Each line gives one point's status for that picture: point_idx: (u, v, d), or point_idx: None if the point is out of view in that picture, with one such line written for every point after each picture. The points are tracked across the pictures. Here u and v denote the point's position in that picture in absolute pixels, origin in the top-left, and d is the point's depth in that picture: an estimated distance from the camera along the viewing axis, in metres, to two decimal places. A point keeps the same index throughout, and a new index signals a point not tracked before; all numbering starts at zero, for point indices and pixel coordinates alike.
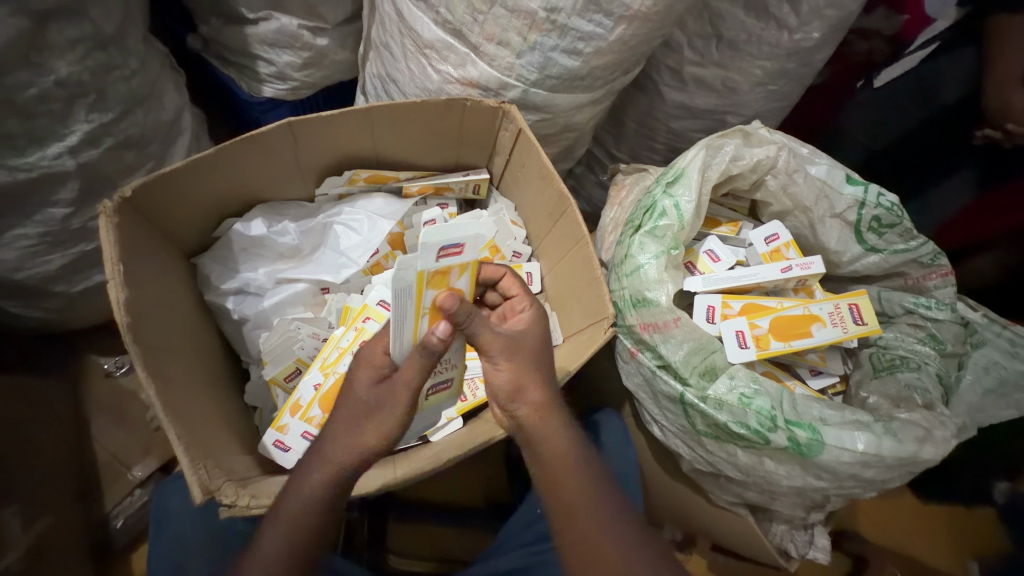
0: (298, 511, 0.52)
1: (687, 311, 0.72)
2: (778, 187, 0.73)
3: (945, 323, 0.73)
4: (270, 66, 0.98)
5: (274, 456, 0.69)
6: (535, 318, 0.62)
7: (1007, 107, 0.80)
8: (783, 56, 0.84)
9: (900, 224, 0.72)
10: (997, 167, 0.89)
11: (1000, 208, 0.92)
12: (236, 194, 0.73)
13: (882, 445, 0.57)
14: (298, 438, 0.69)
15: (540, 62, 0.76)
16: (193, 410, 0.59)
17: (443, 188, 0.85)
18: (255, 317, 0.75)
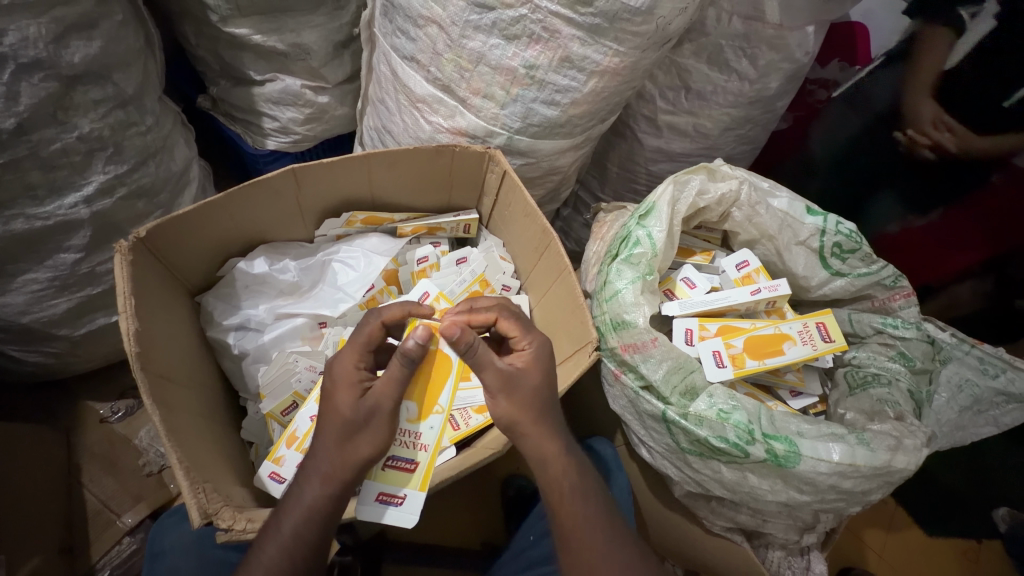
0: (293, 525, 0.55)
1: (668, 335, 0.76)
2: (744, 218, 0.79)
3: (913, 341, 0.76)
4: (275, 121, 1.06)
5: (273, 487, 0.70)
6: (537, 356, 0.62)
7: (919, 116, 0.89)
8: (746, 104, 0.93)
9: (860, 250, 0.77)
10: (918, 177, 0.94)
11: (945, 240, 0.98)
12: (241, 234, 0.78)
13: (855, 455, 0.60)
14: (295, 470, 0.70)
15: (522, 112, 0.84)
16: (192, 438, 0.62)
17: (436, 228, 0.91)
18: (255, 351, 0.78)
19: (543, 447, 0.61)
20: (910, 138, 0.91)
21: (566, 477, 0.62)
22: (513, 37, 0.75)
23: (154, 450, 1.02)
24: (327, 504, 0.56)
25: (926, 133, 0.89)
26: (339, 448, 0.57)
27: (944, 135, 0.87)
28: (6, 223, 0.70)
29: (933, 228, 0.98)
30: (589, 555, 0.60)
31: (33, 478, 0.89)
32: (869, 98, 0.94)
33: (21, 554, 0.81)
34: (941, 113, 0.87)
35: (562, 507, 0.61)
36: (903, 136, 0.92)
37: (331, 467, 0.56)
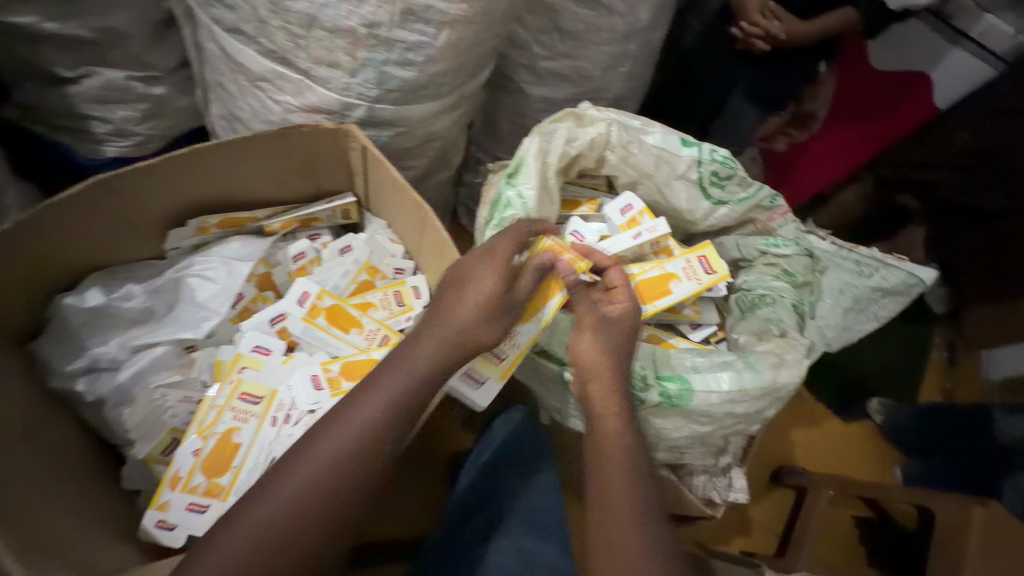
0: (275, 505, 0.49)
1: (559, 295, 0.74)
2: (619, 160, 0.76)
3: (794, 258, 0.79)
4: (106, 124, 0.92)
5: (164, 536, 0.63)
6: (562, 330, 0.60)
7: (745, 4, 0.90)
8: (621, 39, 0.90)
9: (736, 174, 0.77)
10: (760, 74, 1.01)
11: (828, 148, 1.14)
12: (63, 263, 0.67)
13: (743, 379, 0.61)
14: (200, 506, 0.65)
15: (376, 78, 0.76)
16: (39, 507, 0.54)
17: (310, 219, 0.83)
18: (114, 394, 0.68)
19: (606, 399, 0.59)
20: (744, 31, 0.93)
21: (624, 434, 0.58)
22: None
23: None
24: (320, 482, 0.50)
25: (757, 23, 0.90)
26: (381, 396, 0.54)
27: (772, 23, 0.90)
28: None
29: (798, 150, 1.17)
30: (611, 523, 0.53)
31: None
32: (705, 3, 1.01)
33: None
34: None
35: (606, 467, 0.56)
36: (739, 29, 0.94)
37: (342, 443, 0.52)
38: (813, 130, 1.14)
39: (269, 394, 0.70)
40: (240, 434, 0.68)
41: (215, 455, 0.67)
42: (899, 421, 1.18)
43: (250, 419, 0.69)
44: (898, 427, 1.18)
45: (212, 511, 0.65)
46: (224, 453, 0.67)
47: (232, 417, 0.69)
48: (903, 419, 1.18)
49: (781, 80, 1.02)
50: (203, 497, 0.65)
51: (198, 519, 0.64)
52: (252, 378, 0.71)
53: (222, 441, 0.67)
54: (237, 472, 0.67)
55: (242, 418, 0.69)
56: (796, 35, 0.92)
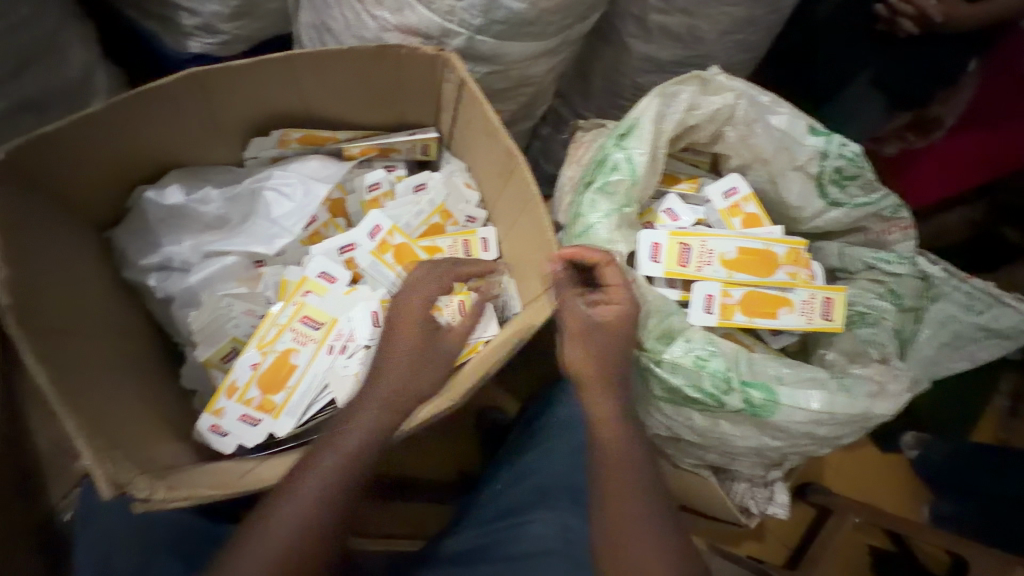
0: (322, 482, 0.52)
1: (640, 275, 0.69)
2: (738, 139, 0.69)
3: (905, 278, 0.71)
4: (194, 17, 0.89)
5: (218, 439, 0.65)
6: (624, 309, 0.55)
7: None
8: (750, 1, 0.80)
9: (862, 176, 0.69)
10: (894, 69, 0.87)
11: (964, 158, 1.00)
12: (145, 156, 0.66)
13: (835, 403, 0.56)
14: (252, 417, 0.65)
15: (483, 5, 0.69)
16: (108, 401, 0.54)
17: (389, 149, 0.79)
18: (182, 295, 0.69)
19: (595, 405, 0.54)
20: (892, 8, 0.82)
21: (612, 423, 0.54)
22: None
23: None
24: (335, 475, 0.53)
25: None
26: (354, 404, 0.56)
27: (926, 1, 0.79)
28: None
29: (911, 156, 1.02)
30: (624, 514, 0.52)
31: None
32: None
33: None
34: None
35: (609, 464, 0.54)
36: (885, 7, 0.83)
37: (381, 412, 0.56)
38: (935, 138, 0.98)
39: (329, 322, 0.69)
40: (297, 356, 0.68)
41: (272, 372, 0.67)
42: (933, 459, 1.08)
43: (308, 343, 0.68)
44: (928, 462, 1.08)
45: (263, 426, 0.65)
46: (280, 373, 0.67)
47: (291, 339, 0.68)
48: (936, 457, 1.07)
49: (922, 74, 0.87)
50: (256, 410, 0.66)
51: (248, 430, 0.65)
52: (316, 303, 0.69)
53: (281, 360, 0.67)
54: (290, 393, 0.67)
55: (301, 341, 0.68)
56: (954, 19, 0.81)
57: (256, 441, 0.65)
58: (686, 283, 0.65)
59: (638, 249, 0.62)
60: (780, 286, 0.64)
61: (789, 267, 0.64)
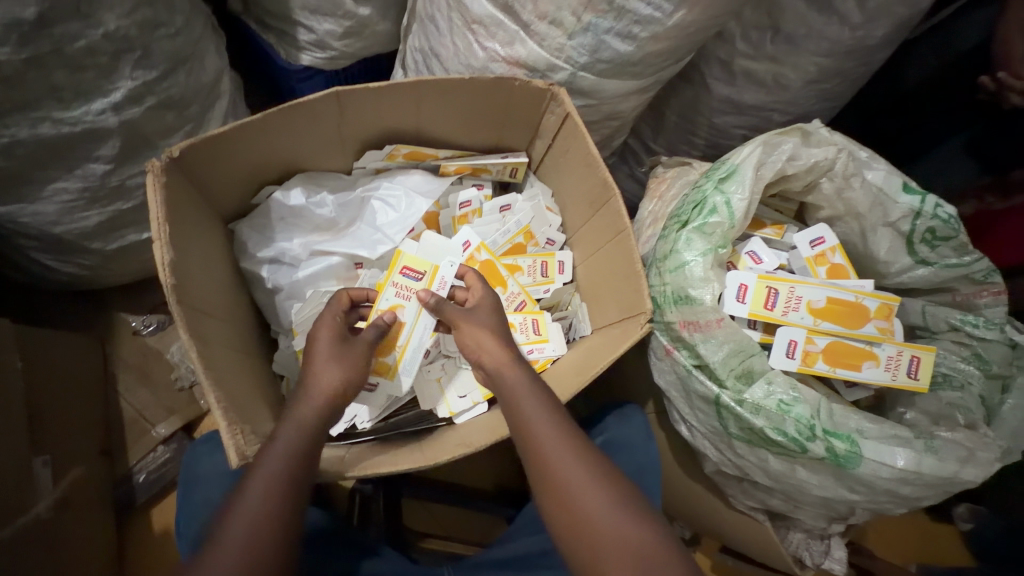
0: (289, 440, 0.53)
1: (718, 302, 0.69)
2: (833, 191, 0.70)
3: (992, 343, 0.70)
4: (310, 34, 0.92)
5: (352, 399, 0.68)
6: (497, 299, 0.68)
7: (1009, 54, 0.80)
8: (841, 54, 0.82)
9: (955, 238, 0.69)
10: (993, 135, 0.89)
11: None
12: (276, 161, 0.73)
13: (922, 463, 0.56)
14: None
15: (592, 45, 0.72)
16: (232, 379, 0.61)
17: (480, 169, 0.84)
18: (289, 287, 0.76)
19: (519, 409, 0.59)
20: (999, 82, 0.82)
21: (552, 434, 0.56)
22: None
23: (185, 366, 1.03)
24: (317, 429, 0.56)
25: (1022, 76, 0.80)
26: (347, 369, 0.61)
27: None
28: (34, 126, 0.65)
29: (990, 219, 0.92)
30: (587, 514, 0.53)
31: (74, 386, 0.91)
32: (955, 36, 0.88)
33: (67, 461, 0.84)
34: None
35: (547, 461, 0.55)
36: (991, 79, 0.84)
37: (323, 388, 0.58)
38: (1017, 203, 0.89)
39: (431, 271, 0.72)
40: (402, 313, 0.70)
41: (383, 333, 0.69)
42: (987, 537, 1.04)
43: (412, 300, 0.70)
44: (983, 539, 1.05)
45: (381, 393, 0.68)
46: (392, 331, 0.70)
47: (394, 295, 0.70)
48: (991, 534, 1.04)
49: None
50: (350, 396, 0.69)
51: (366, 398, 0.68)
52: (412, 257, 0.72)
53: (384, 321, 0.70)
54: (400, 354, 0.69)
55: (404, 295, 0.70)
56: None
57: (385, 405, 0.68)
58: (768, 326, 0.66)
59: (726, 290, 0.64)
60: (868, 340, 0.64)
61: (879, 323, 0.64)
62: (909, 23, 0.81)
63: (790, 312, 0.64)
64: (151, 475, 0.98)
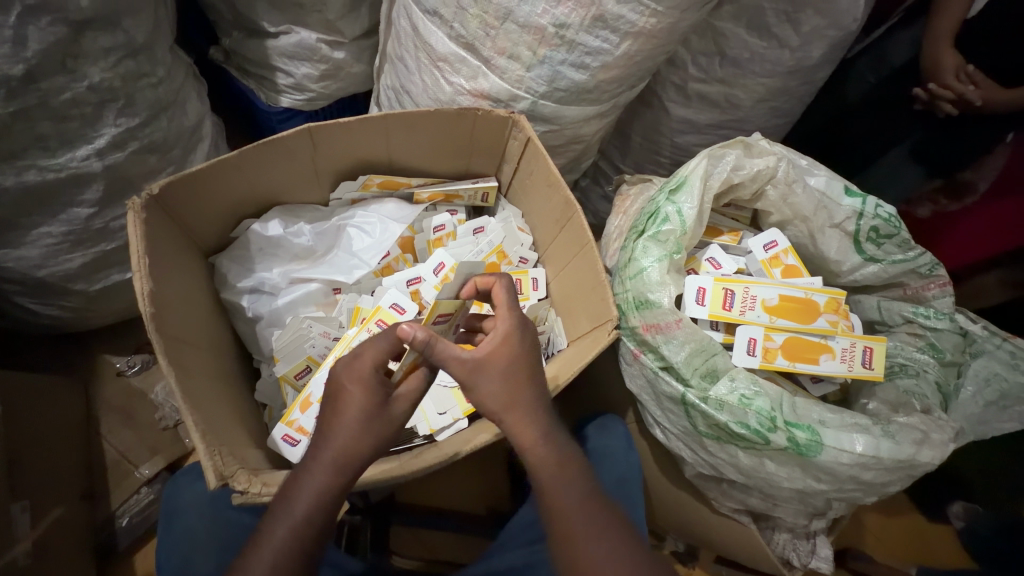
0: (316, 480, 0.54)
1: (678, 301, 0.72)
2: (779, 198, 0.75)
3: (945, 333, 0.74)
4: (289, 77, 0.98)
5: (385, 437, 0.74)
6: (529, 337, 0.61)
7: (936, 66, 0.86)
8: (785, 74, 0.89)
9: (897, 235, 0.73)
10: (936, 142, 0.95)
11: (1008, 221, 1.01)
12: (255, 196, 0.77)
13: (879, 447, 0.59)
14: (308, 433, 0.70)
15: (549, 76, 0.77)
16: (211, 404, 0.63)
17: (453, 195, 0.88)
18: (269, 315, 0.78)
19: (522, 434, 0.58)
20: (931, 92, 0.89)
21: (554, 463, 0.57)
22: None
23: (169, 405, 1.03)
24: (332, 483, 0.54)
25: (949, 86, 0.86)
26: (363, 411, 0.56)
27: (963, 86, 0.85)
28: (19, 174, 0.68)
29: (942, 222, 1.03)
30: (586, 544, 0.54)
31: (56, 430, 0.91)
32: (887, 54, 0.94)
33: (48, 506, 0.83)
34: (962, 63, 0.85)
35: (549, 492, 0.56)
36: (923, 91, 0.90)
37: (336, 457, 0.54)
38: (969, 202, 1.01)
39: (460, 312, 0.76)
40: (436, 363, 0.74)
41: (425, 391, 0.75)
42: (979, 531, 1.04)
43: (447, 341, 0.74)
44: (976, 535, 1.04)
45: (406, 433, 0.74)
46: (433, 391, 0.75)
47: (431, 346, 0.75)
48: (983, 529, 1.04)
49: (961, 149, 0.94)
50: None
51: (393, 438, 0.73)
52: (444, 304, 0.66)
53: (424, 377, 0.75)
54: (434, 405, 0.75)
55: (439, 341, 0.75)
56: (992, 103, 0.86)
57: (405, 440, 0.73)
58: (729, 326, 0.70)
59: (685, 293, 0.68)
60: (821, 334, 0.68)
61: (829, 315, 0.68)
62: (843, 43, 0.88)
63: (746, 311, 0.68)
64: (135, 519, 0.97)
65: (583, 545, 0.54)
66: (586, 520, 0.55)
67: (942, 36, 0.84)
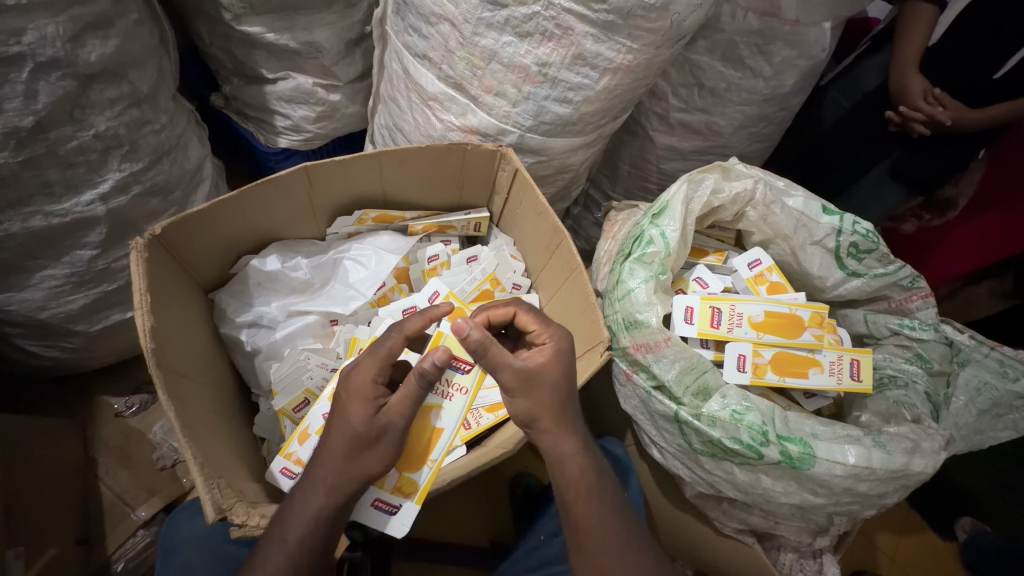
0: (318, 504, 0.56)
1: (667, 318, 0.73)
2: (759, 218, 0.78)
3: (931, 343, 0.75)
4: (286, 119, 1.02)
5: (381, 521, 0.64)
6: (559, 351, 0.60)
7: (905, 90, 0.91)
8: (761, 101, 0.93)
9: (877, 250, 0.75)
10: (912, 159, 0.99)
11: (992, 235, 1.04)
12: (254, 232, 0.79)
13: (872, 457, 0.60)
14: None
15: (534, 110, 0.81)
16: (208, 437, 0.63)
17: (446, 226, 0.91)
18: (267, 348, 0.80)
19: (560, 444, 0.61)
20: (903, 115, 0.93)
21: (581, 479, 0.61)
22: (525, 34, 0.72)
23: (168, 445, 1.03)
24: (330, 509, 0.57)
25: (919, 108, 0.90)
26: (346, 458, 0.57)
27: (931, 107, 0.89)
28: (25, 221, 0.71)
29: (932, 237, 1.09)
30: (599, 554, 0.60)
31: (53, 473, 0.90)
32: (858, 80, 0.98)
33: (43, 553, 0.82)
34: (930, 86, 0.89)
35: (575, 508, 0.61)
36: (896, 113, 0.95)
37: (335, 477, 0.57)
38: (951, 217, 1.07)
39: (475, 389, 0.68)
40: (440, 417, 0.67)
41: (415, 443, 0.66)
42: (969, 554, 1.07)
43: (455, 398, 0.68)
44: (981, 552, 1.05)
45: (403, 513, 0.64)
46: (427, 442, 0.66)
47: (437, 395, 0.68)
48: (987, 547, 1.04)
49: (938, 164, 0.97)
50: None
51: (387, 517, 0.64)
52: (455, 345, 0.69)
53: (425, 422, 0.67)
54: (433, 469, 0.65)
55: (447, 397, 0.68)
56: (961, 121, 0.91)
57: (405, 530, 0.63)
58: (719, 343, 0.72)
59: (674, 313, 0.70)
60: (809, 348, 0.70)
61: (814, 329, 0.70)
62: (814, 71, 0.92)
63: (733, 330, 0.69)
64: (131, 562, 0.95)
65: (600, 555, 0.60)
66: (594, 533, 0.60)
67: (907, 62, 0.90)
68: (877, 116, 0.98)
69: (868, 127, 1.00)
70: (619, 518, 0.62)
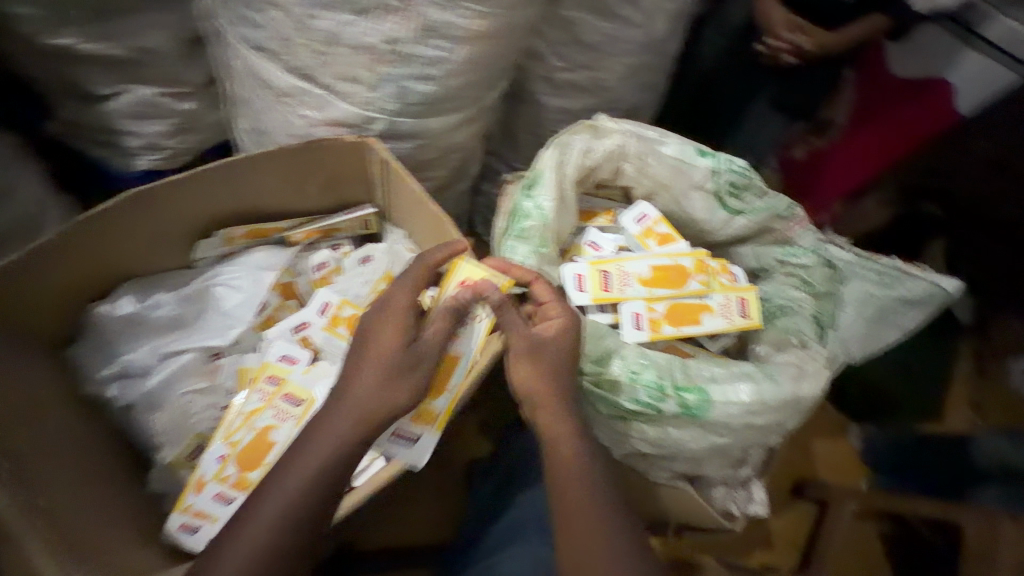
0: (273, 518, 0.51)
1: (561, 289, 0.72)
2: (636, 171, 0.77)
3: (813, 267, 0.78)
4: (138, 138, 0.91)
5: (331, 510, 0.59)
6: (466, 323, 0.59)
7: (768, 22, 0.92)
8: (638, 51, 0.91)
9: (753, 184, 0.77)
10: (789, 88, 1.01)
11: (870, 151, 1.09)
12: (101, 273, 0.72)
13: (763, 392, 0.62)
14: (204, 517, 0.64)
15: (397, 92, 0.75)
16: (68, 512, 0.57)
17: (332, 229, 0.84)
18: (143, 398, 0.72)
19: (551, 428, 0.57)
20: (770, 47, 0.94)
21: (576, 461, 0.56)
22: (365, 10, 0.66)
23: None
24: (286, 523, 0.51)
25: (782, 37, 0.92)
26: (297, 461, 0.53)
27: (793, 35, 0.91)
28: None
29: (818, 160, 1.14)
30: (591, 550, 0.52)
31: None
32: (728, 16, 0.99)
33: None
34: (788, 16, 0.92)
35: (561, 500, 0.55)
36: (764, 47, 0.96)
37: (294, 486, 0.52)
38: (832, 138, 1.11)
39: None
40: None
41: None
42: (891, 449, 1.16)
43: None
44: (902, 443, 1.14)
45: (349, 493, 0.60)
46: None
47: None
48: None
49: (811, 90, 1.00)
50: (231, 488, 0.65)
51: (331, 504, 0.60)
52: None
53: None
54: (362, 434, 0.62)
55: None
56: (823, 45, 0.93)
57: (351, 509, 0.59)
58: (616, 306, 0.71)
59: (565, 283, 0.69)
60: (698, 294, 0.71)
61: (699, 275, 0.71)
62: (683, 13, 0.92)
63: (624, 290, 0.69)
64: None
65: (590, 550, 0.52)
66: (558, 518, 0.55)
67: None
68: (750, 50, 1.00)
69: (745, 62, 1.01)
70: (616, 506, 0.56)
